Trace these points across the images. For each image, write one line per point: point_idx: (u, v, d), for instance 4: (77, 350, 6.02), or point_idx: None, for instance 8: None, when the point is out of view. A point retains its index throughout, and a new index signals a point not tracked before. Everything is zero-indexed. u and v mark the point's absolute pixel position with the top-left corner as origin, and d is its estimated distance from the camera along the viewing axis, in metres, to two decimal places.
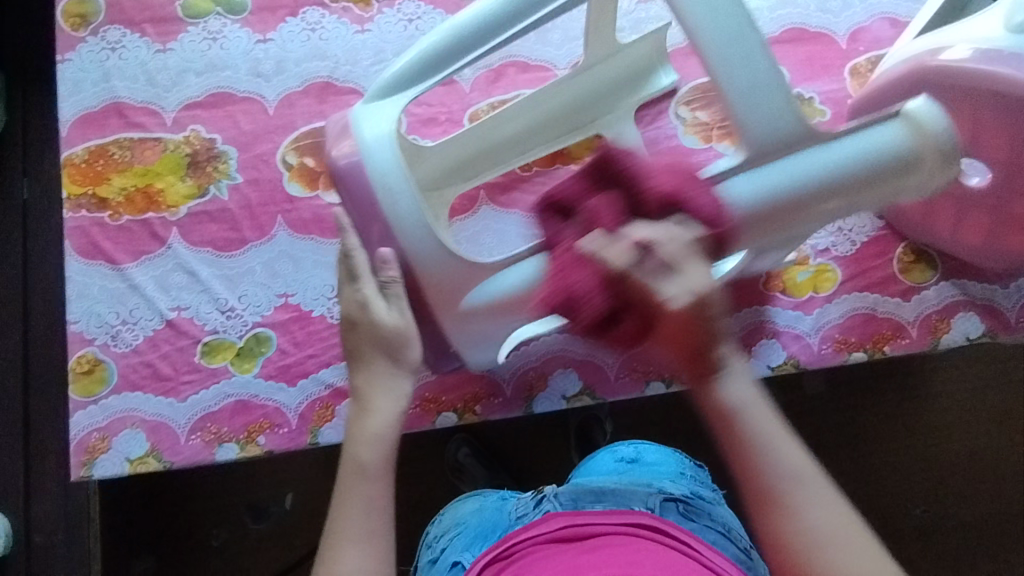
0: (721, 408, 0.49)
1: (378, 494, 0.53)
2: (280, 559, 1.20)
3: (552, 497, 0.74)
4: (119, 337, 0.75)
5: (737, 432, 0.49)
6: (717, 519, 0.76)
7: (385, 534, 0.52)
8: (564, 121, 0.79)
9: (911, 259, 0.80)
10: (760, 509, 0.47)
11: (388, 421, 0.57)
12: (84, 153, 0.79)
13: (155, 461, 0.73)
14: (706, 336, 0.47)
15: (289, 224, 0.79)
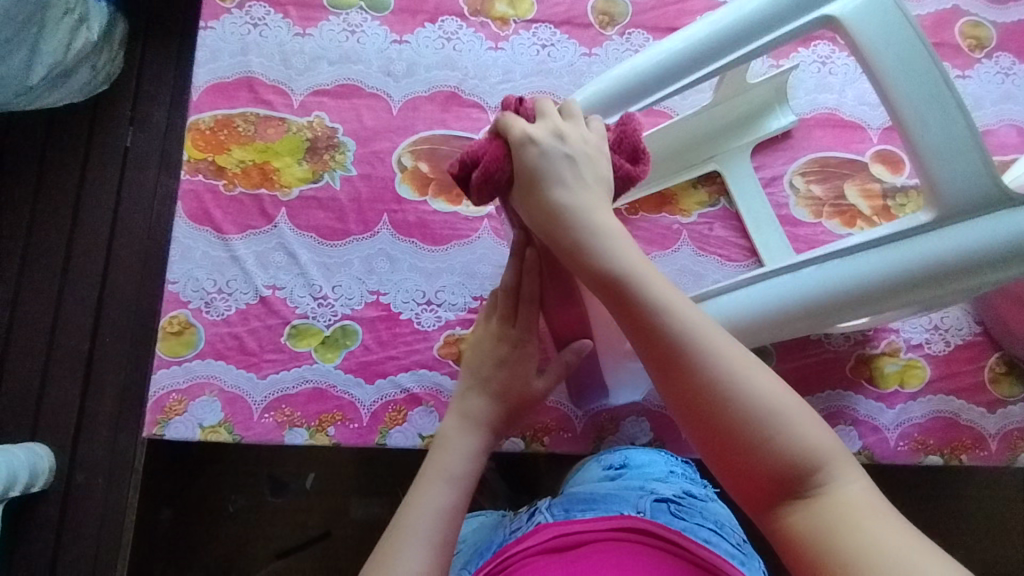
0: (674, 353, 0.48)
1: (446, 501, 0.56)
2: None
3: (545, 509, 0.67)
4: (213, 305, 0.76)
5: (684, 363, 0.47)
6: (709, 517, 0.68)
7: (442, 541, 0.54)
8: (683, 158, 0.81)
9: (1001, 371, 0.79)
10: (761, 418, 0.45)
11: (474, 449, 0.62)
12: (210, 120, 0.81)
13: (226, 433, 0.73)
14: (586, 246, 0.52)
15: (393, 225, 0.80)
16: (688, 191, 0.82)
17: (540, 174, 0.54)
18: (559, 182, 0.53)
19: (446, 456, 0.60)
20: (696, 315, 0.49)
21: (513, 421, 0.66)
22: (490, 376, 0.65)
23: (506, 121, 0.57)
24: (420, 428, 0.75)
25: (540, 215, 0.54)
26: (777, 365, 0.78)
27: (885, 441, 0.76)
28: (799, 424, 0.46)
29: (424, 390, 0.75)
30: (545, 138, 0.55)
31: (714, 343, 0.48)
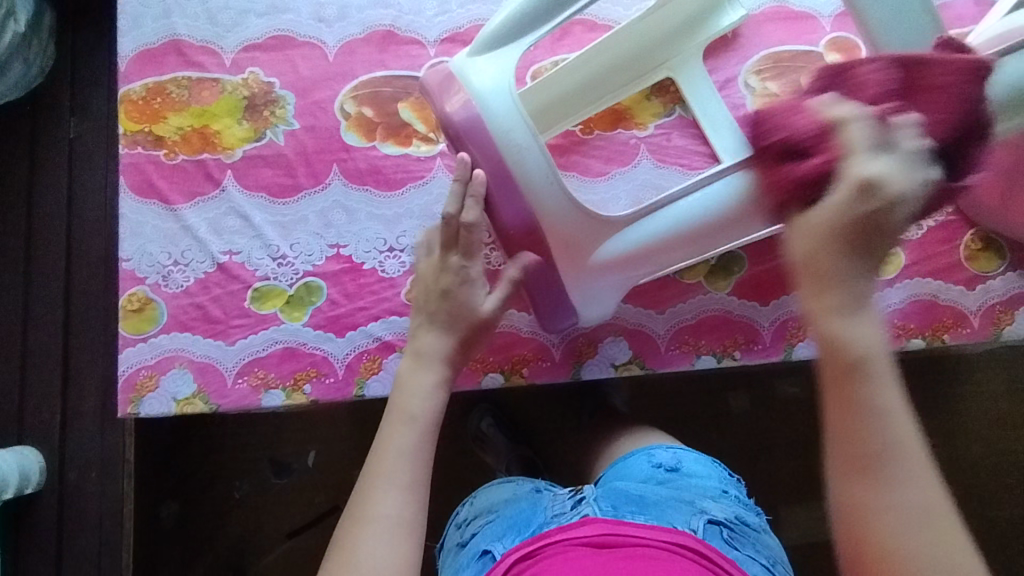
0: (867, 377, 0.53)
1: (418, 444, 0.60)
2: (301, 514, 1.19)
3: (592, 501, 0.71)
4: (171, 277, 0.74)
5: (850, 385, 0.53)
6: (762, 550, 0.70)
7: (416, 482, 0.58)
8: (636, 66, 0.77)
9: (978, 247, 0.77)
10: (857, 474, 0.52)
11: (434, 383, 0.63)
12: (142, 90, 0.78)
13: (202, 403, 0.72)
14: (882, 223, 0.54)
15: (344, 174, 0.77)
16: (643, 104, 0.80)
17: (887, 194, 0.53)
18: (873, 186, 0.53)
19: (411, 399, 0.63)
20: (875, 346, 0.54)
21: (468, 348, 0.66)
22: (436, 312, 0.65)
23: (682, 187, 0.55)
24: (397, 375, 0.74)
25: (818, 241, 0.55)
26: (749, 270, 0.77)
27: None
28: (910, 451, 0.52)
29: (397, 336, 0.74)
30: (882, 171, 0.54)
31: (868, 346, 0.53)
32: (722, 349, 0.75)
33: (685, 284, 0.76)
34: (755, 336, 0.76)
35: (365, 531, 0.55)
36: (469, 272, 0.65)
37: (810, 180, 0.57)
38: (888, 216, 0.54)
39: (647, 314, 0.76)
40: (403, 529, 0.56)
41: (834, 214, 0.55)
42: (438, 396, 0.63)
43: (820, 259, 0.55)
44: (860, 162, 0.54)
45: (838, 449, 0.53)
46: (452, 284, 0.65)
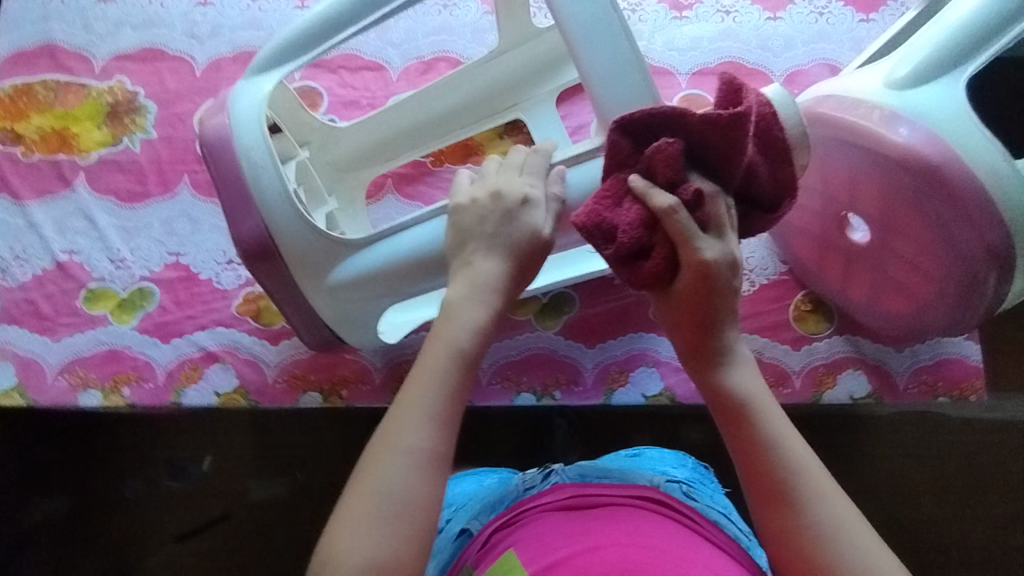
0: (733, 402, 0.52)
1: (451, 377, 0.51)
2: (190, 520, 1.06)
3: (560, 470, 0.67)
4: (8, 271, 0.76)
5: (745, 424, 0.50)
6: (718, 501, 0.69)
7: (448, 414, 0.50)
8: (484, 107, 0.78)
9: (807, 308, 0.78)
10: (768, 501, 0.48)
11: (481, 320, 0.54)
12: (10, 89, 0.80)
13: (20, 397, 0.73)
14: (716, 305, 0.52)
15: (194, 185, 0.79)
16: (493, 141, 0.83)
17: (715, 266, 0.50)
18: (715, 272, 0.50)
19: (453, 336, 0.53)
20: (746, 357, 0.54)
21: (526, 273, 0.57)
22: (494, 232, 0.57)
23: (647, 187, 0.50)
24: (215, 386, 0.75)
25: (690, 306, 0.52)
26: (579, 311, 0.78)
27: (686, 382, 0.76)
28: (815, 474, 0.48)
29: (221, 347, 0.75)
30: (719, 258, 0.50)
31: (742, 379, 0.52)
32: (542, 388, 0.76)
33: (514, 320, 0.78)
34: (576, 377, 0.77)
35: (389, 464, 0.47)
36: (534, 194, 0.58)
37: (647, 261, 0.51)
38: (727, 286, 0.51)
39: None
40: (428, 467, 0.48)
41: (687, 277, 0.51)
42: (481, 337, 0.54)
43: (690, 299, 0.52)
44: (658, 195, 0.50)
45: (743, 470, 0.49)
46: (512, 201, 0.57)
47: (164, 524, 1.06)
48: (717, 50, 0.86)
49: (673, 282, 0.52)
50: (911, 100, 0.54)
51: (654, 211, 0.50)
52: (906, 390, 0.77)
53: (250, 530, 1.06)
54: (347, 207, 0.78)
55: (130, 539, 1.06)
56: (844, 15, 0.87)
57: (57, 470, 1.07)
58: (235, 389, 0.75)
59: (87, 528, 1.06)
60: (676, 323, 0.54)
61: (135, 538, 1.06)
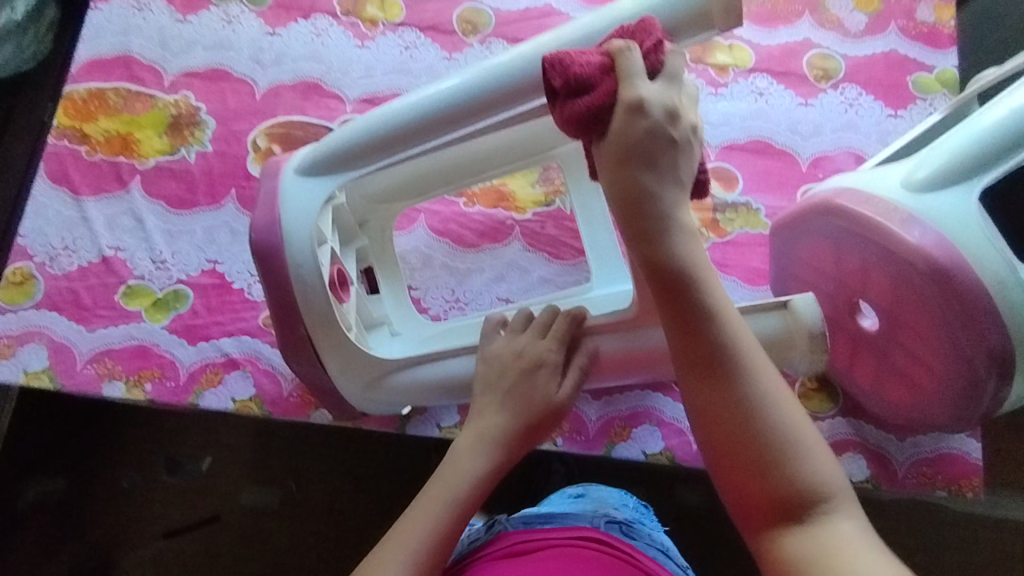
0: (672, 271, 0.50)
1: (437, 514, 0.57)
2: (180, 517, 1.08)
3: (504, 519, 0.71)
4: (56, 260, 0.80)
5: (718, 368, 0.49)
6: (656, 541, 0.74)
7: (428, 546, 0.55)
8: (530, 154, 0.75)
9: (812, 387, 0.80)
10: (747, 464, 0.48)
11: (479, 473, 0.59)
12: (84, 92, 0.86)
13: (48, 380, 0.77)
14: (652, 211, 0.51)
15: (239, 199, 0.84)
16: (525, 190, 0.87)
17: (646, 122, 0.51)
18: (647, 114, 0.51)
19: (449, 485, 0.59)
20: (687, 223, 0.52)
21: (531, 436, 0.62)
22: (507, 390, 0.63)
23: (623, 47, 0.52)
24: (233, 392, 0.78)
25: (625, 184, 0.51)
26: None
27: (687, 444, 0.78)
28: (761, 367, 0.50)
29: (243, 355, 0.79)
30: (655, 99, 0.51)
31: (682, 242, 0.51)
32: None
33: None
34: (580, 426, 0.79)
35: None
36: (551, 359, 0.64)
37: (581, 99, 0.52)
38: (665, 138, 0.51)
39: None
40: None
41: (618, 130, 0.51)
42: (480, 486, 0.59)
43: (632, 195, 0.51)
44: (631, 59, 0.52)
45: (680, 358, 0.50)
46: (531, 361, 0.63)
47: (156, 518, 1.08)
48: (748, 128, 0.90)
49: (608, 124, 0.52)
50: (926, 204, 0.58)
51: (623, 95, 0.51)
52: (904, 479, 0.78)
53: (240, 534, 1.07)
54: (380, 244, 0.80)
55: (120, 529, 1.07)
56: (873, 108, 0.91)
57: (60, 453, 1.09)
58: (252, 397, 0.78)
59: (79, 515, 1.07)
60: (616, 185, 0.51)
61: (125, 529, 1.07)
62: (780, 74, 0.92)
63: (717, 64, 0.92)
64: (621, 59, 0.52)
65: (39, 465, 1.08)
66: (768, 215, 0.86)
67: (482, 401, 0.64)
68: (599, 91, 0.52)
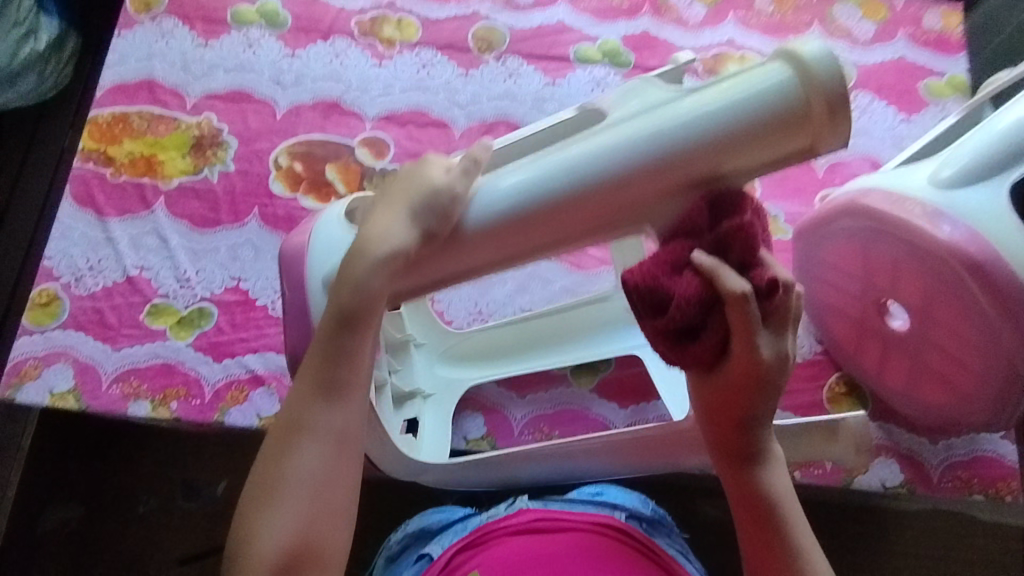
0: (760, 500, 0.57)
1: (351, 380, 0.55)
2: (197, 541, 1.07)
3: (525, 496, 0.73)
4: (82, 280, 0.81)
5: (738, 446, 0.57)
6: (677, 540, 0.75)
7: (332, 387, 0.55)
8: None
9: (841, 391, 0.80)
10: (755, 525, 0.57)
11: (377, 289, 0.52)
12: (108, 116, 0.88)
13: (73, 401, 0.77)
14: (752, 401, 0.52)
15: (262, 217, 0.85)
16: None
17: (767, 366, 0.49)
18: (766, 361, 0.49)
19: (348, 300, 0.53)
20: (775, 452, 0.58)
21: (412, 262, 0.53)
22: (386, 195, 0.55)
23: (714, 266, 0.45)
24: (259, 408, 0.77)
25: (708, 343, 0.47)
26: (615, 370, 0.80)
27: None
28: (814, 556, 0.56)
29: (268, 371, 0.79)
30: (768, 348, 0.49)
31: (772, 477, 0.57)
32: None
33: (551, 373, 0.80)
34: None
35: (296, 445, 0.54)
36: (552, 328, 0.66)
37: (699, 340, 0.47)
38: (778, 373, 0.50)
39: (509, 396, 0.79)
40: (330, 445, 0.55)
41: (736, 371, 0.49)
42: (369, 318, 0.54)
43: (735, 382, 0.51)
44: (730, 277, 0.44)
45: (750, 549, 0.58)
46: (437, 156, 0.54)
47: (172, 544, 1.06)
48: None
49: (721, 368, 0.50)
50: (956, 200, 0.58)
51: (720, 291, 0.45)
52: (939, 484, 0.77)
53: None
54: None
55: (136, 554, 1.06)
56: (886, 114, 0.92)
57: (77, 479, 1.08)
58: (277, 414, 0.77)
59: (95, 542, 1.06)
60: (706, 397, 0.54)
61: (140, 556, 1.06)
62: None
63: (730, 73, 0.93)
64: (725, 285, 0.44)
65: (56, 491, 1.07)
66: (786, 221, 0.86)
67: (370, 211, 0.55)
68: (702, 335, 0.47)
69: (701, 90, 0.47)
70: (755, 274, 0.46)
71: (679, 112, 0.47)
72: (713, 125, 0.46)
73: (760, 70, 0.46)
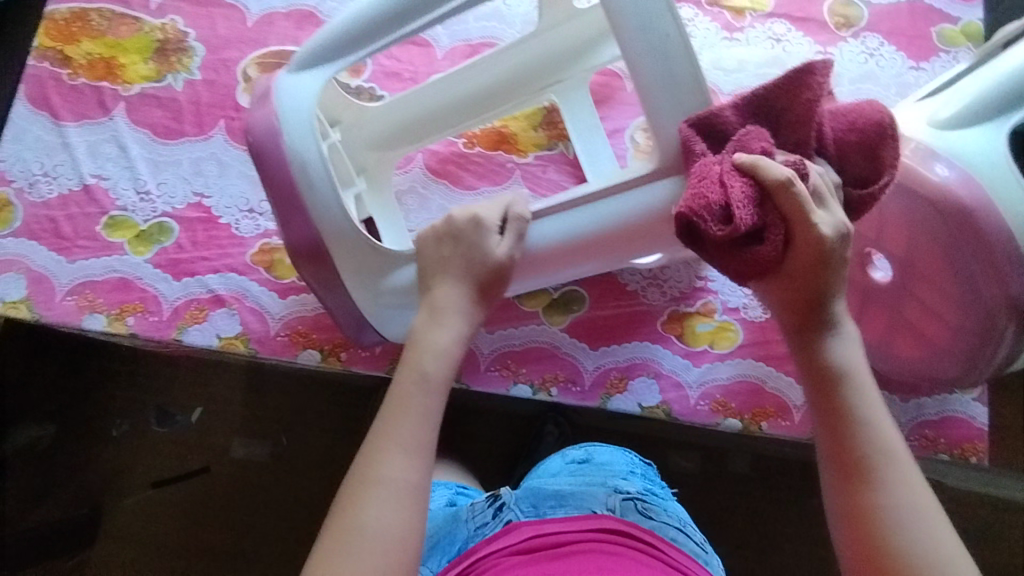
0: (854, 457, 0.53)
1: (432, 407, 0.56)
2: (172, 467, 1.07)
3: (513, 505, 0.68)
4: (35, 187, 0.77)
5: (836, 394, 0.55)
6: (673, 513, 0.69)
7: (415, 439, 0.54)
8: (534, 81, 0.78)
9: None
10: (825, 391, 0.56)
11: (458, 336, 0.60)
12: (66, 13, 0.82)
13: (26, 310, 0.74)
14: (830, 277, 0.55)
15: (228, 131, 0.80)
16: (527, 132, 0.83)
17: (831, 242, 0.53)
18: (827, 259, 0.54)
19: (425, 357, 0.58)
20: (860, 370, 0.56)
21: (485, 300, 0.63)
22: (449, 259, 0.62)
23: (756, 161, 0.52)
24: (218, 329, 0.75)
25: (803, 297, 0.57)
26: (588, 312, 0.78)
27: (685, 398, 0.76)
28: (901, 459, 0.52)
29: (230, 292, 0.76)
30: (830, 220, 0.53)
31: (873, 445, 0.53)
32: (540, 382, 0.76)
33: (521, 310, 0.77)
34: (575, 376, 0.76)
35: (369, 496, 0.51)
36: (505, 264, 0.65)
37: (761, 245, 0.54)
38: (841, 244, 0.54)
39: (476, 330, 0.77)
40: (410, 495, 0.52)
41: (803, 250, 0.54)
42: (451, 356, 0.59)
43: (806, 267, 0.55)
44: (772, 168, 0.52)
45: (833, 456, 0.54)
46: (493, 221, 0.62)
47: (148, 467, 1.07)
48: (762, 76, 0.86)
49: (782, 258, 0.55)
50: (945, 142, 0.55)
51: (765, 179, 0.52)
52: (907, 442, 0.76)
53: (230, 488, 1.06)
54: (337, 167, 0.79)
55: (111, 475, 1.06)
56: (895, 59, 0.87)
57: (43, 404, 1.02)
58: (238, 335, 0.75)
59: None
60: (779, 292, 0.58)
61: (119, 476, 1.06)
62: (800, 20, 0.87)
63: (734, 6, 0.88)
64: (771, 168, 0.52)
65: None
66: None
67: (430, 273, 0.62)
68: (765, 243, 0.53)
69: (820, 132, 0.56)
70: (785, 158, 0.53)
71: None
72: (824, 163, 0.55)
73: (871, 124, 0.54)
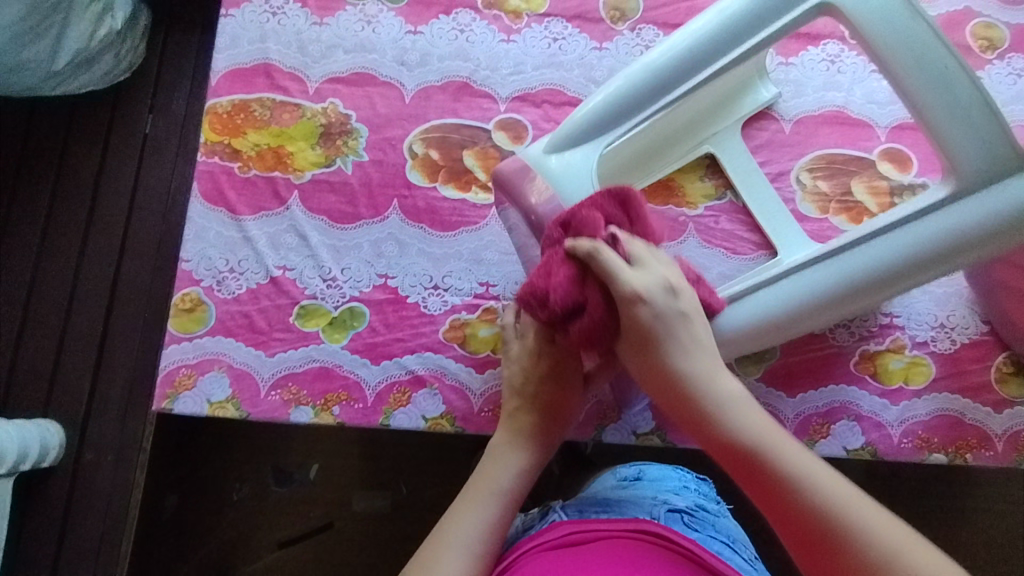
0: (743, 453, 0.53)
1: (488, 512, 0.60)
2: (292, 527, 1.04)
3: (558, 508, 0.69)
4: (224, 283, 0.78)
5: (755, 466, 0.52)
6: (720, 530, 0.72)
7: (476, 543, 0.57)
8: (697, 127, 0.81)
9: (1009, 371, 0.78)
10: (733, 452, 0.53)
11: (522, 463, 0.65)
12: (227, 105, 0.82)
13: (233, 409, 0.74)
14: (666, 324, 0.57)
15: (403, 210, 0.81)
16: (694, 183, 0.83)
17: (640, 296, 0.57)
18: (647, 301, 0.57)
19: (494, 474, 0.63)
20: (731, 392, 0.56)
21: (560, 428, 0.69)
22: (535, 393, 0.68)
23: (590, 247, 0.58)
24: (423, 410, 0.75)
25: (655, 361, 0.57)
26: (781, 358, 0.79)
27: (888, 437, 0.76)
28: (833, 490, 0.50)
29: (428, 371, 0.76)
30: (653, 288, 0.58)
31: (728, 417, 0.54)
32: None
33: None
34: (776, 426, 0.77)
35: None
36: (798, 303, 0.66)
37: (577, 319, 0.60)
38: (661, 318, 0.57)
39: None
40: None
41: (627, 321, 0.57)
42: (520, 480, 0.64)
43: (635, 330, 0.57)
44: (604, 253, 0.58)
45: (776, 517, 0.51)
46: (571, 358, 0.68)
47: (268, 529, 1.04)
48: None
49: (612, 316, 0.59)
50: None
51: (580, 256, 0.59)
52: None
53: (357, 541, 1.04)
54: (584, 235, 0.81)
55: (235, 541, 1.04)
56: None
57: (182, 470, 1.05)
58: (442, 415, 0.75)
59: (199, 526, 1.04)
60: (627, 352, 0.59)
61: (240, 539, 1.04)
62: None
63: None
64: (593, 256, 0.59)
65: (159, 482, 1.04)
66: None
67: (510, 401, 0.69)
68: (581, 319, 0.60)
69: (900, 227, 0.63)
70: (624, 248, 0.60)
71: (971, 207, 0.61)
72: (960, 234, 0.61)
73: (1016, 178, 0.60)
